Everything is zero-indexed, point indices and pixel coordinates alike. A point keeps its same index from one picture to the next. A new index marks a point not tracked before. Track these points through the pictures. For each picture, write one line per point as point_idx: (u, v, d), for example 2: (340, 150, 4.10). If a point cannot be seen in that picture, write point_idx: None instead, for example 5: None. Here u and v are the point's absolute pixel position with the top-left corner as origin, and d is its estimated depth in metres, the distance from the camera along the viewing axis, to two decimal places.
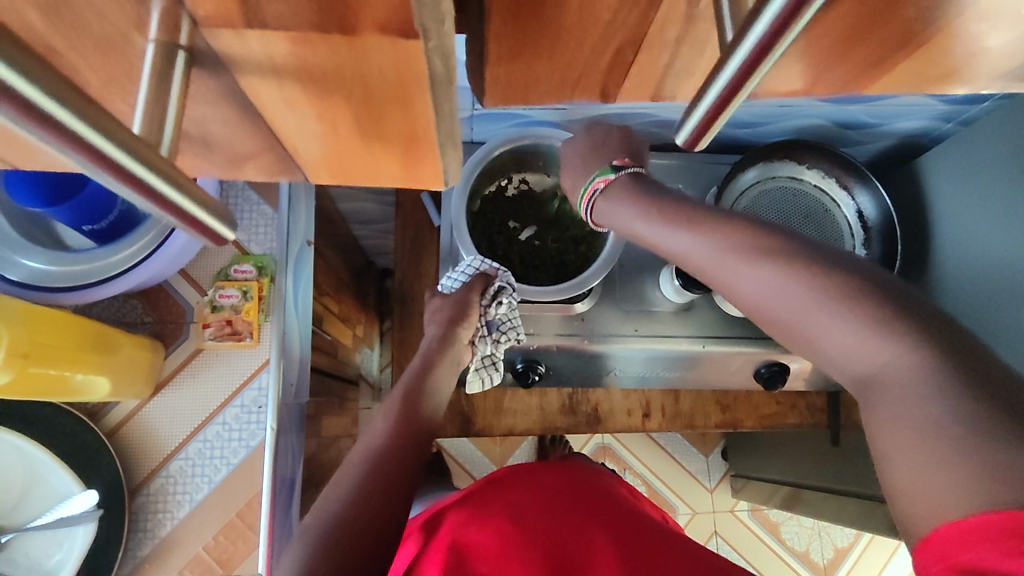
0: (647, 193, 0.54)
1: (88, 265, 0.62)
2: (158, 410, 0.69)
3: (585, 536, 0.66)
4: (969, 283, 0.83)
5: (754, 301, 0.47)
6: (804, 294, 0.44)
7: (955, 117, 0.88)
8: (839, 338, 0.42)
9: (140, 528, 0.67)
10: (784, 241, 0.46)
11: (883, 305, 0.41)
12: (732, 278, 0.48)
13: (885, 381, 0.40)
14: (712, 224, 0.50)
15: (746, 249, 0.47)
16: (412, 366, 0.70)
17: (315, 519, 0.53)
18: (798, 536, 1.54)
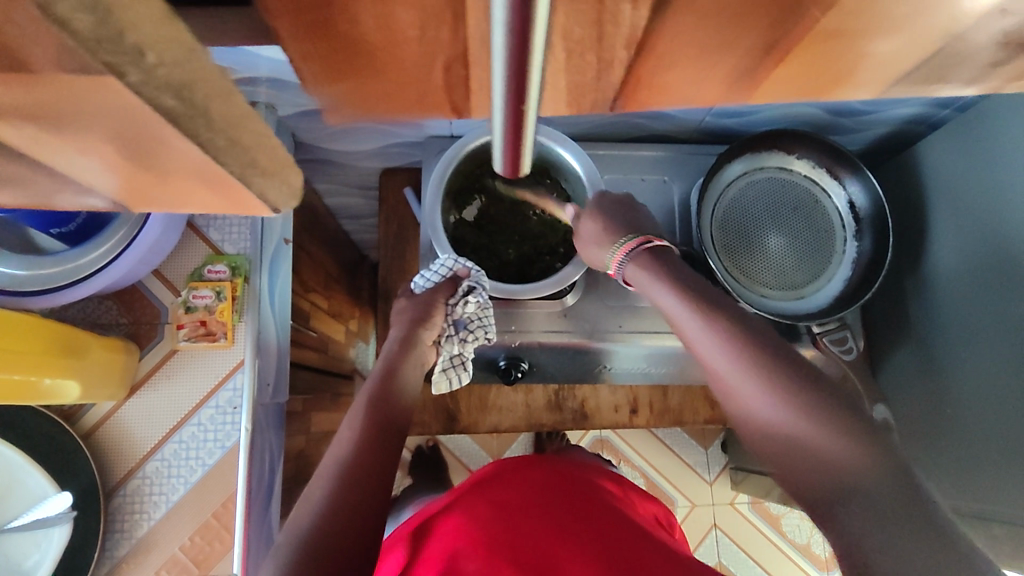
0: (670, 272, 0.62)
1: (57, 267, 0.62)
2: (134, 411, 0.69)
3: (575, 533, 0.63)
4: (966, 278, 0.81)
5: (748, 404, 0.52)
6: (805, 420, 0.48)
7: (951, 103, 0.84)
8: (835, 458, 0.46)
9: (117, 529, 0.67)
10: (807, 390, 0.50)
11: (860, 443, 0.46)
12: (735, 378, 0.53)
13: (865, 503, 0.43)
14: (732, 331, 0.55)
15: (755, 364, 0.52)
16: (375, 370, 0.69)
17: (289, 534, 0.52)
18: (798, 528, 1.53)
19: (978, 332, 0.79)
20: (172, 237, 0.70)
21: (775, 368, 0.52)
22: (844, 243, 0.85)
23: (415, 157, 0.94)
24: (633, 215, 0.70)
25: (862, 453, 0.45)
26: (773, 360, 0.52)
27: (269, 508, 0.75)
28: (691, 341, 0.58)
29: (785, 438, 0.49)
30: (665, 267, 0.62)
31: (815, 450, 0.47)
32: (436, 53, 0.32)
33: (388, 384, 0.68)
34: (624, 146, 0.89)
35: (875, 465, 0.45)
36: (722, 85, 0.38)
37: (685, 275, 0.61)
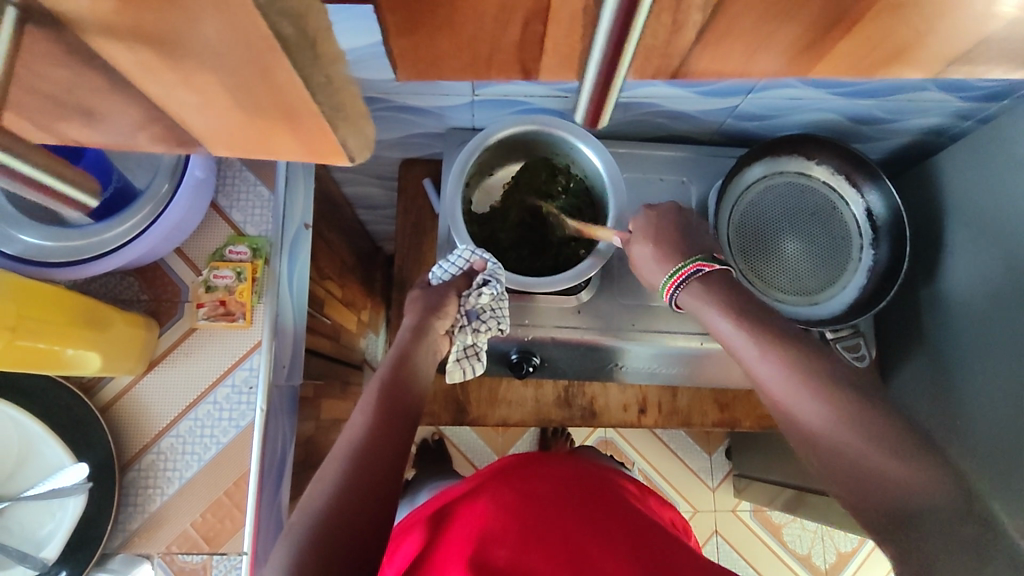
0: (721, 294, 0.63)
1: (83, 240, 0.62)
2: (151, 387, 0.70)
3: (602, 535, 0.62)
4: (983, 289, 0.81)
5: (810, 426, 0.53)
6: (868, 439, 0.49)
7: (973, 114, 0.84)
8: (900, 481, 0.47)
9: (129, 503, 0.68)
10: (869, 405, 0.51)
11: (924, 466, 0.47)
12: (798, 402, 0.54)
13: (926, 530, 0.45)
14: (793, 352, 0.56)
15: (815, 382, 0.53)
16: (389, 355, 0.69)
17: (302, 515, 0.53)
18: (800, 538, 1.53)
19: (993, 343, 0.79)
20: (196, 216, 0.70)
21: (834, 386, 0.53)
22: (861, 250, 0.85)
23: (435, 149, 0.94)
24: (693, 232, 0.69)
25: (930, 477, 0.46)
26: (832, 380, 0.53)
27: (279, 490, 0.76)
28: (748, 365, 0.59)
29: (849, 462, 0.50)
30: (722, 288, 0.63)
31: (879, 476, 0.48)
32: (482, 27, 0.33)
33: (401, 369, 0.68)
34: (645, 145, 0.89)
35: (946, 491, 0.46)
36: (753, 67, 0.38)
37: (739, 294, 0.62)
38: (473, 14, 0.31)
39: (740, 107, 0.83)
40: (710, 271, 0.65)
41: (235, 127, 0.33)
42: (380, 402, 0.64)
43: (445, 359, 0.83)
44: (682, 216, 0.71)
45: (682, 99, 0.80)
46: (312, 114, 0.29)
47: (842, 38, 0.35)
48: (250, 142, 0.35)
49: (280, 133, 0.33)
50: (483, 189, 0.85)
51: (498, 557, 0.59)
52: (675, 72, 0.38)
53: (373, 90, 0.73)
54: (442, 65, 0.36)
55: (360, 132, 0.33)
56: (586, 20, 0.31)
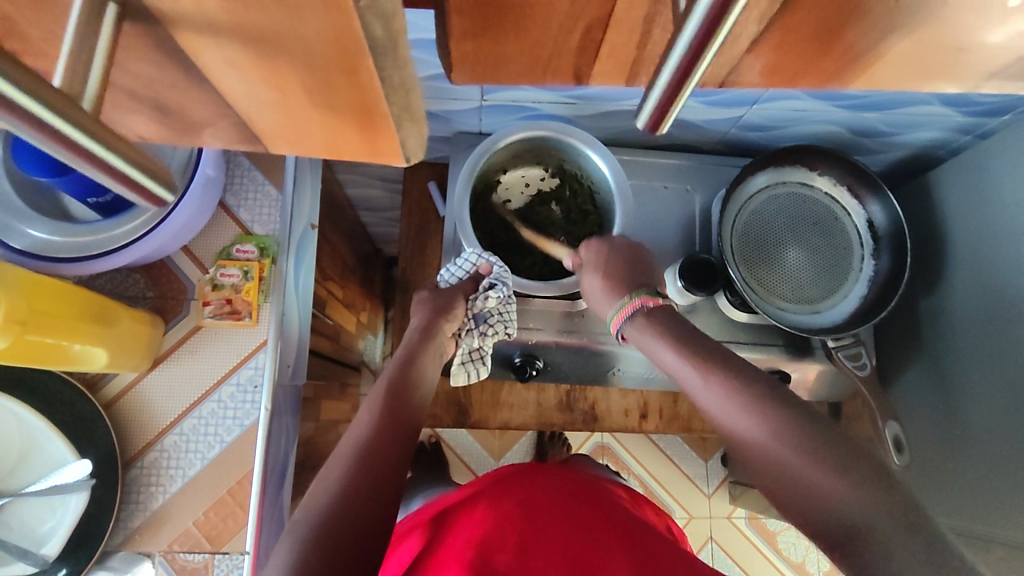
0: (660, 323, 0.64)
1: (91, 236, 0.63)
2: (155, 384, 0.70)
3: (603, 543, 0.62)
4: (981, 301, 0.82)
5: (743, 440, 0.54)
6: (802, 458, 0.50)
7: (973, 129, 0.86)
8: (831, 498, 0.48)
9: (132, 500, 0.68)
10: (802, 424, 0.52)
11: (852, 478, 0.48)
12: (731, 420, 0.55)
13: (867, 543, 0.45)
14: (722, 375, 0.58)
15: (748, 404, 0.55)
16: (395, 357, 0.69)
17: (305, 511, 0.53)
18: (794, 546, 1.53)
19: (991, 353, 0.80)
20: (204, 214, 0.71)
21: (766, 407, 0.54)
22: (862, 260, 0.86)
23: (441, 152, 0.95)
24: (642, 264, 0.73)
25: (857, 489, 0.47)
26: (763, 400, 0.55)
27: (281, 491, 0.76)
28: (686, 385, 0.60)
29: (786, 481, 0.51)
30: (662, 319, 0.65)
31: (818, 494, 0.49)
32: (544, 35, 0.33)
33: (406, 371, 0.68)
34: (650, 153, 0.91)
35: (867, 505, 0.46)
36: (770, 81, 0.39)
37: (670, 321, 0.64)
38: (502, 22, 0.32)
39: (745, 117, 0.84)
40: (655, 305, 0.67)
41: (288, 116, 0.32)
42: (386, 403, 0.64)
43: (450, 362, 0.83)
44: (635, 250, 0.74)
45: (689, 108, 0.81)
46: (383, 111, 0.30)
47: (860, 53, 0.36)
48: (307, 135, 0.35)
49: (335, 124, 0.33)
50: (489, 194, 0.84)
51: (498, 563, 0.59)
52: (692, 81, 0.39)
53: None
54: (497, 68, 0.36)
55: (420, 135, 0.34)
56: (612, 28, 0.32)
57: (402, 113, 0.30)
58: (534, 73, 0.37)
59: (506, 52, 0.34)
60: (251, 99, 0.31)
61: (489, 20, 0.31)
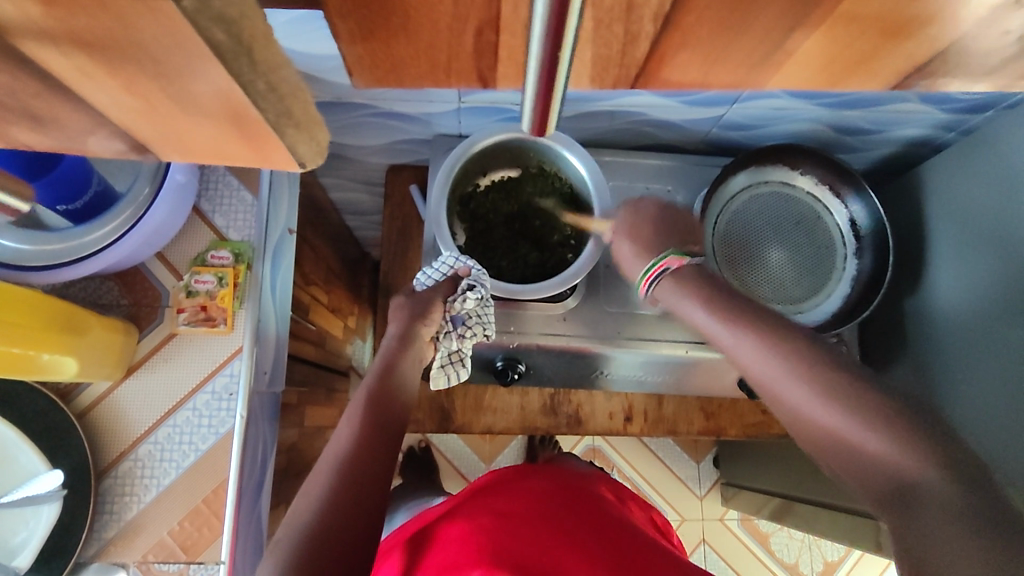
0: (697, 281, 0.60)
1: (60, 244, 0.61)
2: (129, 393, 0.69)
3: (579, 546, 0.61)
4: (966, 297, 0.81)
5: (795, 409, 0.50)
6: (855, 418, 0.46)
7: (955, 126, 0.85)
8: (889, 458, 0.44)
9: (105, 511, 0.67)
10: (855, 380, 0.48)
11: (922, 441, 0.44)
12: (782, 388, 0.51)
13: (922, 505, 0.42)
14: (772, 333, 0.53)
15: (798, 360, 0.51)
16: (375, 364, 0.68)
17: (288, 531, 0.52)
18: (787, 547, 1.53)
19: (976, 350, 0.80)
20: (178, 220, 0.70)
21: (815, 364, 0.50)
22: (845, 259, 0.85)
23: (421, 155, 0.94)
24: (677, 223, 0.65)
25: (929, 456, 0.43)
26: (816, 358, 0.50)
27: (259, 497, 0.75)
28: (729, 354, 0.56)
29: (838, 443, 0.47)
30: (694, 275, 0.60)
31: (875, 455, 0.45)
32: (434, 37, 0.33)
33: (386, 378, 0.67)
34: (631, 154, 0.90)
35: (941, 472, 0.42)
36: (728, 76, 0.38)
37: (708, 278, 0.60)
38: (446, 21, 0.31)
39: (725, 116, 0.83)
40: (681, 266, 0.61)
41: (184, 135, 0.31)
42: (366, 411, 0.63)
43: (428, 365, 0.82)
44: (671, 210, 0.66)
45: (667, 108, 0.80)
46: (253, 115, 0.27)
47: (816, 47, 0.35)
48: (205, 151, 0.34)
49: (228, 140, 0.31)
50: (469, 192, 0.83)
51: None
52: (647, 78, 0.38)
53: (359, 97, 0.73)
54: (397, 73, 0.36)
55: (315, 140, 0.31)
56: None
57: (280, 118, 0.28)
58: (484, 75, 0.36)
59: (455, 53, 0.34)
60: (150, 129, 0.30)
61: (430, 18, 0.31)
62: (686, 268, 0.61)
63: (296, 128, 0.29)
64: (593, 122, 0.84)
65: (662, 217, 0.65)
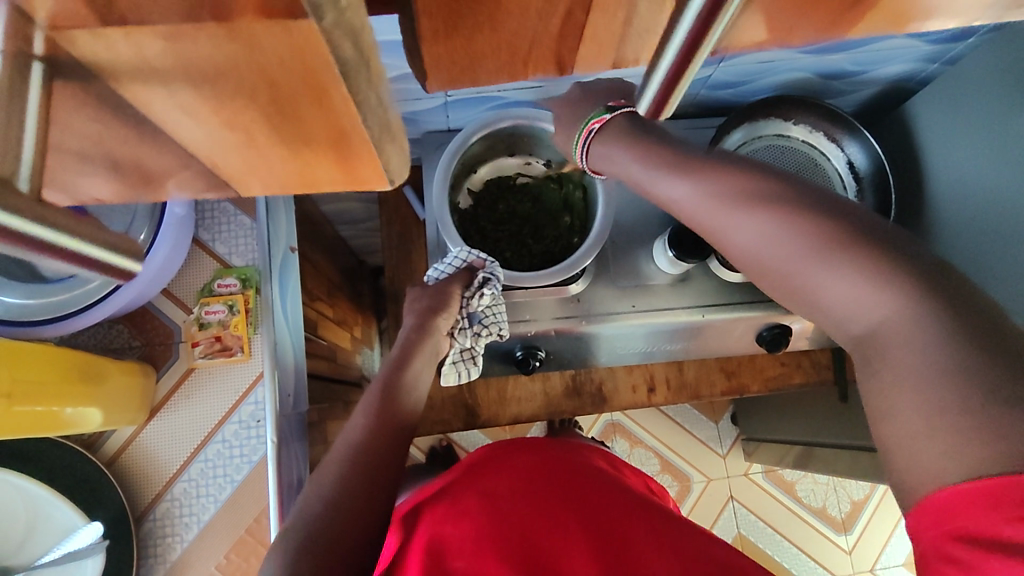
0: (632, 132, 0.47)
1: (65, 294, 0.59)
2: (156, 434, 0.68)
3: (565, 527, 0.61)
4: (960, 235, 0.82)
5: (745, 250, 0.42)
6: (813, 250, 0.39)
7: (940, 56, 0.85)
8: (845, 304, 0.38)
9: (150, 554, 0.66)
10: (808, 205, 0.40)
11: (937, 306, 0.35)
12: (728, 227, 0.42)
13: (890, 354, 0.36)
14: (705, 168, 0.43)
15: (740, 198, 0.42)
16: (389, 358, 0.68)
17: (296, 521, 0.52)
18: (813, 492, 1.55)
19: (977, 285, 0.80)
20: (180, 255, 0.68)
21: (763, 194, 0.41)
22: (847, 203, 0.86)
23: (412, 155, 0.93)
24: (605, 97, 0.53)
25: (951, 321, 0.34)
26: (763, 190, 0.41)
27: None
28: (679, 210, 0.45)
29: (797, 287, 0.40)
30: (621, 129, 0.47)
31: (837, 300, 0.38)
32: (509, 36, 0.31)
33: (399, 371, 0.67)
34: None
35: (908, 302, 0.36)
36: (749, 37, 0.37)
37: (642, 126, 0.47)
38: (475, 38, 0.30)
39: (713, 76, 0.82)
40: (606, 126, 0.49)
41: (265, 162, 0.30)
42: (381, 405, 0.63)
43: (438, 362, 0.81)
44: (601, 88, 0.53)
45: None
46: (357, 137, 0.27)
47: None
48: (292, 182, 0.32)
49: (317, 160, 0.30)
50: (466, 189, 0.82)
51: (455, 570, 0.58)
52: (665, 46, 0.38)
53: None
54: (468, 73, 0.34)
55: (400, 150, 0.31)
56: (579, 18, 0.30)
57: (381, 134, 0.28)
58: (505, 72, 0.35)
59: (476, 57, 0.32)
60: (235, 160, 0.29)
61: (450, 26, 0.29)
62: (620, 122, 0.48)
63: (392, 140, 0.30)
64: None
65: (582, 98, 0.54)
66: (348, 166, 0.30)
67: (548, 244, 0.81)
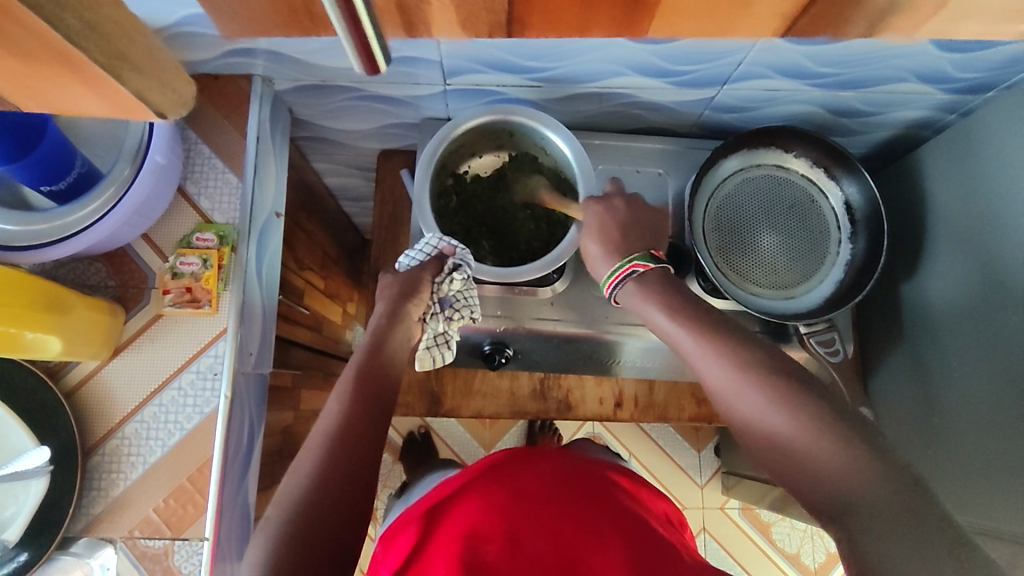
0: (661, 291, 0.60)
1: (47, 223, 0.62)
2: (116, 373, 0.70)
3: (601, 543, 0.57)
4: (957, 292, 0.81)
5: (752, 420, 0.52)
6: (798, 421, 0.49)
7: (955, 108, 0.83)
8: (834, 472, 0.47)
9: (93, 486, 0.68)
10: (796, 378, 0.52)
11: (864, 454, 0.47)
12: (741, 399, 0.53)
13: (869, 527, 0.44)
14: (734, 345, 0.54)
15: (761, 373, 0.52)
16: (363, 342, 0.67)
17: (279, 508, 0.52)
18: (789, 537, 1.52)
19: (967, 341, 0.79)
20: (162, 201, 0.71)
21: (764, 369, 0.52)
22: (839, 244, 0.84)
23: (413, 140, 0.94)
24: (644, 224, 0.67)
25: (868, 470, 0.46)
26: (772, 373, 0.52)
27: (245, 479, 0.76)
28: (713, 386, 0.55)
29: (798, 460, 0.49)
30: (659, 286, 0.61)
31: (821, 471, 0.47)
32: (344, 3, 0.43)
33: (375, 355, 0.66)
34: (622, 137, 0.89)
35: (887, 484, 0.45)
36: None
37: (677, 292, 0.60)
38: None
39: (717, 98, 0.82)
40: (648, 271, 0.62)
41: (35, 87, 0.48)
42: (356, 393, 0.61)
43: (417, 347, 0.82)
44: (634, 210, 0.68)
45: (655, 90, 0.80)
46: (92, 69, 0.46)
47: None
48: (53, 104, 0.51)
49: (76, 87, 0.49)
50: (475, 146, 0.82)
51: (488, 556, 0.56)
52: None
53: (344, 79, 0.74)
54: None
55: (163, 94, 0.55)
56: None
57: (113, 59, 0.47)
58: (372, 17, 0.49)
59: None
60: (6, 74, 0.46)
61: None
62: (643, 283, 0.61)
63: (136, 72, 0.50)
64: (582, 108, 0.85)
65: (622, 217, 0.67)
66: (93, 83, 0.48)
67: (480, 234, 0.82)
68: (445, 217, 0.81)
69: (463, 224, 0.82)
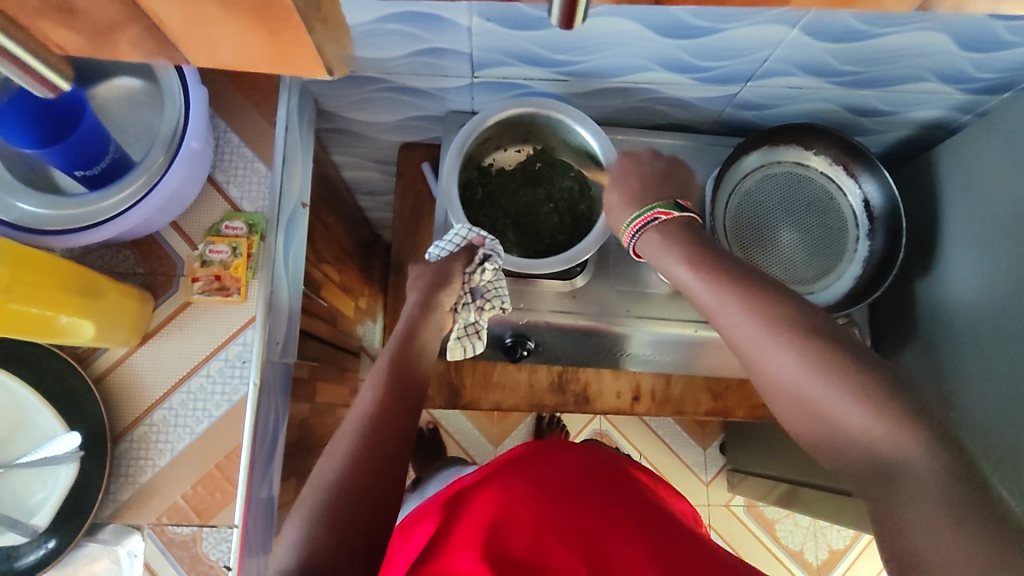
0: (680, 244, 0.59)
1: (79, 209, 0.62)
2: (144, 361, 0.70)
3: (626, 542, 0.56)
4: (972, 288, 0.82)
5: (777, 376, 0.50)
6: (823, 381, 0.48)
7: (971, 107, 0.85)
8: (866, 440, 0.46)
9: (121, 473, 0.68)
10: (821, 333, 0.50)
11: (897, 421, 0.45)
12: (765, 355, 0.51)
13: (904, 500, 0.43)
14: (754, 299, 0.53)
15: (783, 333, 0.50)
16: (398, 330, 0.67)
17: (313, 492, 0.52)
18: (792, 534, 1.53)
19: (982, 336, 0.81)
20: (193, 189, 0.71)
21: (790, 324, 0.51)
22: (856, 241, 0.86)
23: (434, 133, 0.95)
24: (669, 178, 0.65)
25: (900, 432, 0.44)
26: (796, 329, 0.50)
27: (269, 468, 0.76)
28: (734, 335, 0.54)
29: (827, 425, 0.48)
30: (679, 239, 0.59)
31: (853, 434, 0.46)
32: None
33: (407, 344, 0.66)
34: (643, 132, 0.90)
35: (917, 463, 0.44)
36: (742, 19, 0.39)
37: (697, 244, 0.59)
38: None
39: (740, 95, 0.83)
40: (669, 219, 0.61)
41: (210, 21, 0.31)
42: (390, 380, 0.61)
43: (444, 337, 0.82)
44: (657, 163, 0.66)
45: (679, 86, 0.80)
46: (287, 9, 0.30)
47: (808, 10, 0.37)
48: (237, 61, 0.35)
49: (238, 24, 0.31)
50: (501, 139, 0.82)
51: (514, 552, 0.55)
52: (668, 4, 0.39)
53: (373, 69, 0.75)
54: None
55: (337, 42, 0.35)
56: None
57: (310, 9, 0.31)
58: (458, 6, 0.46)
59: None
60: (177, 16, 0.30)
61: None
62: (661, 234, 0.60)
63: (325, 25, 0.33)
64: (606, 103, 0.85)
65: (652, 170, 0.66)
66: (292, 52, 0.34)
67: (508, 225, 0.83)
68: (470, 209, 0.83)
69: (490, 215, 0.83)
